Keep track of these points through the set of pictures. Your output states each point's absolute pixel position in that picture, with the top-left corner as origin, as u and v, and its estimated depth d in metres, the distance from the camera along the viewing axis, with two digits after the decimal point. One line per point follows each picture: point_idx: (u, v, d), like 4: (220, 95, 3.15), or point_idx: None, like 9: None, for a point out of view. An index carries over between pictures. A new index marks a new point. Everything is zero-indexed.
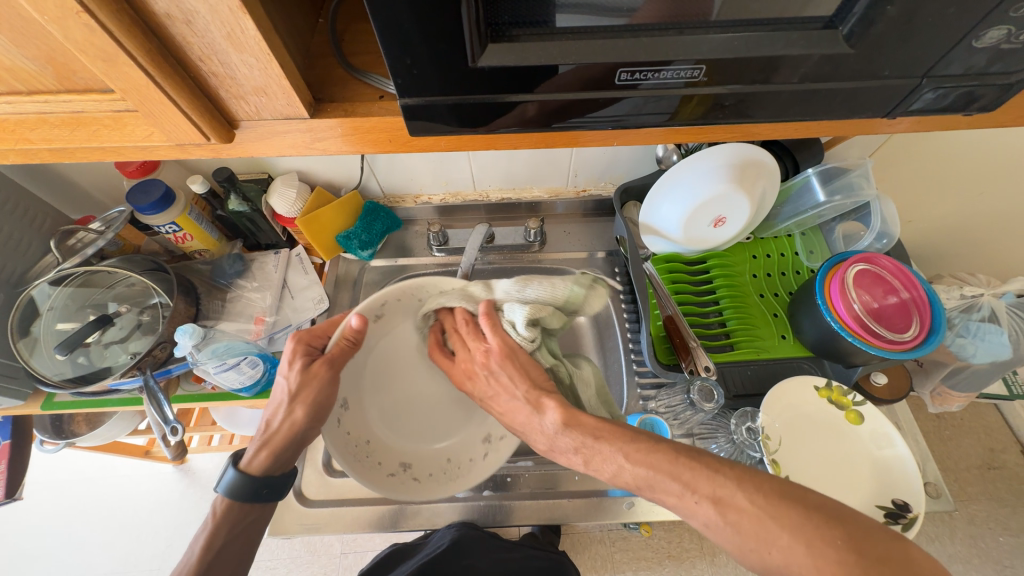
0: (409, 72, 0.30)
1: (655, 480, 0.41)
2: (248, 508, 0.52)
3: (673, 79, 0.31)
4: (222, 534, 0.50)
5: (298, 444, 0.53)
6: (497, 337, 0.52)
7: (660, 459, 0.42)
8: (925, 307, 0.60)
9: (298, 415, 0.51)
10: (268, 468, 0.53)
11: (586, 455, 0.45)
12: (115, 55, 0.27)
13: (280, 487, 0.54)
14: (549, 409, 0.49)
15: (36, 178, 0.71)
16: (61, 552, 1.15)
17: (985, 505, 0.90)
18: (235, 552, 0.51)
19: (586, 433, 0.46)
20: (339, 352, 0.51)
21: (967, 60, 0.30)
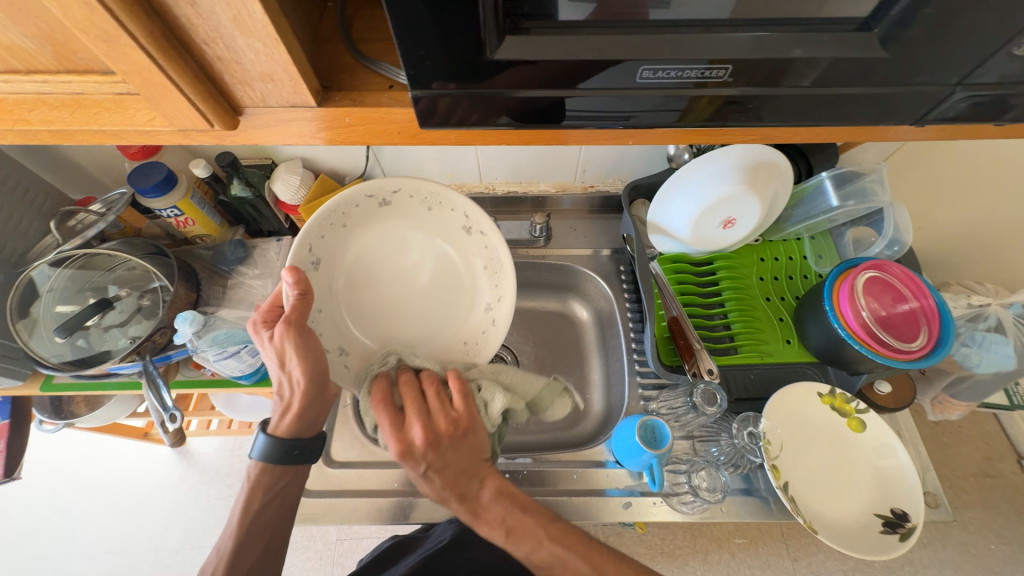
0: (422, 63, 0.29)
1: (568, 560, 0.46)
2: (275, 473, 0.53)
3: (681, 79, 0.30)
4: (258, 497, 0.52)
5: (315, 404, 0.52)
6: (469, 408, 0.49)
7: (574, 541, 0.47)
8: (934, 317, 0.59)
9: (298, 377, 0.49)
10: (298, 432, 0.53)
11: (511, 526, 0.47)
12: (117, 36, 0.26)
13: (311, 448, 0.54)
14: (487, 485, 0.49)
15: (36, 157, 0.70)
16: (60, 529, 1.16)
17: (980, 513, 0.90)
18: (269, 517, 0.52)
19: (515, 503, 0.49)
20: (295, 313, 0.48)
21: (1004, 68, 0.29)
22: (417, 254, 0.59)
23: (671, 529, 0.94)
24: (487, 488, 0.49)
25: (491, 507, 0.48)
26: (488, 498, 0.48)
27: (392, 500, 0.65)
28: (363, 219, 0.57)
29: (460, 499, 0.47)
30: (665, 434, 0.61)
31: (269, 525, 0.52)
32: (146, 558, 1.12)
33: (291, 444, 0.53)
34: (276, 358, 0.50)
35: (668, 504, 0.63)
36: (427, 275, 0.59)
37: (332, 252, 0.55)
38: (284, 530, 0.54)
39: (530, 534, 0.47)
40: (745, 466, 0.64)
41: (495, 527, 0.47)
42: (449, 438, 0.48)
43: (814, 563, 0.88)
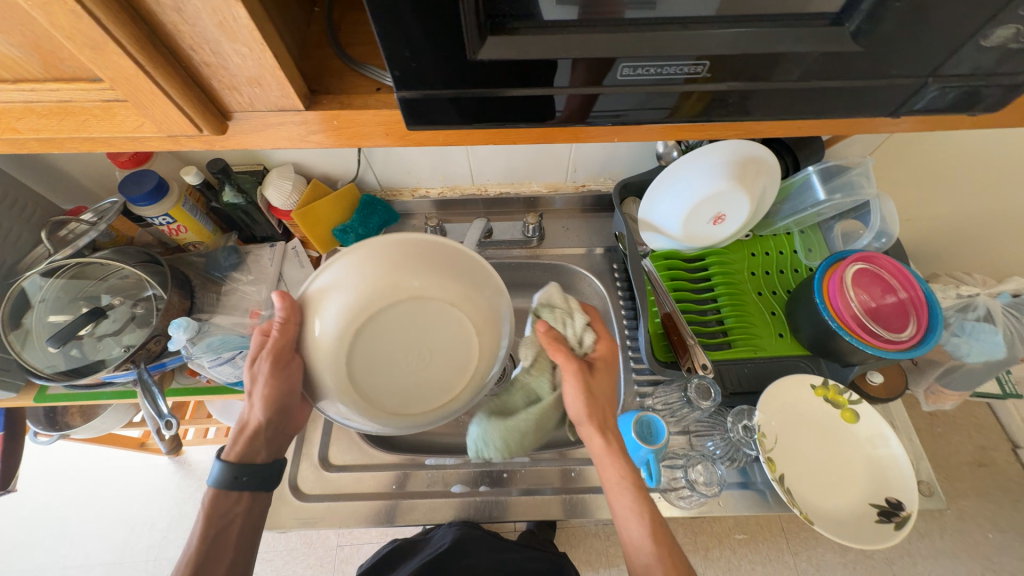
0: (406, 64, 0.29)
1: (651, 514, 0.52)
2: (231, 499, 0.53)
3: (675, 74, 0.31)
4: (211, 530, 0.51)
5: (269, 429, 0.56)
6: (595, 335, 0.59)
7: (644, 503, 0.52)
8: (922, 307, 0.60)
9: (256, 412, 0.55)
10: (249, 456, 0.55)
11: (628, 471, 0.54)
12: (103, 43, 0.26)
13: (262, 474, 0.54)
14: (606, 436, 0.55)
15: (28, 168, 0.70)
16: (56, 543, 1.15)
17: (976, 502, 0.91)
18: (227, 543, 0.52)
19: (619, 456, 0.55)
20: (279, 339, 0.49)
21: (975, 59, 0.29)
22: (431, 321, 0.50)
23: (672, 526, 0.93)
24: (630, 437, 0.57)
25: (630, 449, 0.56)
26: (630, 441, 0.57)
27: (391, 502, 0.65)
28: (438, 274, 0.49)
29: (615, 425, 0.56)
30: (661, 429, 0.61)
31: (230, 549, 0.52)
32: (144, 568, 1.11)
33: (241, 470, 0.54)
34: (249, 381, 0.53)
35: (667, 499, 0.64)
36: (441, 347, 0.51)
37: (486, 291, 0.53)
38: (239, 558, 0.52)
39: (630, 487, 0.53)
40: (740, 460, 0.65)
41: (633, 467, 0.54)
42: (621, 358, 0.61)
43: (814, 555, 0.89)
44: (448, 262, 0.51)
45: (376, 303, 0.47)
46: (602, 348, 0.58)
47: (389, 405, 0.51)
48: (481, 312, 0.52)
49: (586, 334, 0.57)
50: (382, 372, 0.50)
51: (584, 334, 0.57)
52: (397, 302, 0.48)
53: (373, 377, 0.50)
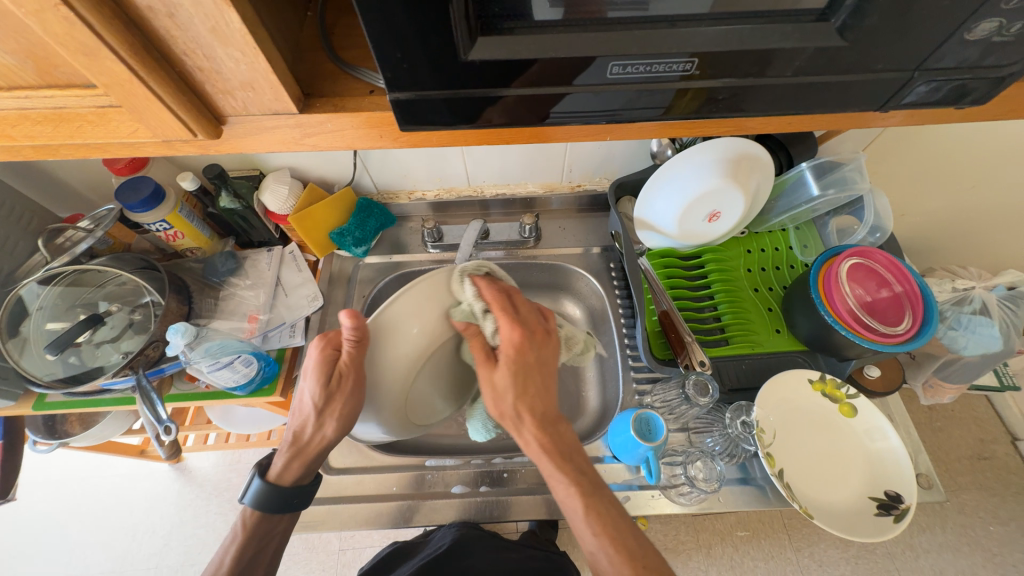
0: (398, 66, 0.29)
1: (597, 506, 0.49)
2: (268, 522, 0.54)
3: (666, 72, 0.31)
4: (251, 546, 0.52)
5: (325, 453, 0.54)
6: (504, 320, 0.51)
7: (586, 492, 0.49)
8: (918, 300, 0.60)
9: (316, 437, 0.52)
10: (298, 477, 0.54)
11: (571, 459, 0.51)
12: (97, 49, 0.27)
13: (309, 494, 0.55)
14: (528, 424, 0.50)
15: (24, 176, 0.70)
16: (57, 552, 1.14)
17: (976, 494, 0.91)
18: (260, 562, 0.53)
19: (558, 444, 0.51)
20: (351, 362, 0.49)
21: (960, 53, 0.30)
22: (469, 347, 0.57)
23: (673, 524, 0.94)
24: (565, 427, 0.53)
25: (568, 440, 0.52)
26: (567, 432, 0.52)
27: (392, 504, 0.65)
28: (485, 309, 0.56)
29: (537, 423, 0.50)
30: (660, 426, 0.61)
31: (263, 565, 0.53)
32: None
33: (288, 492, 0.53)
34: (310, 404, 0.51)
35: (666, 496, 0.63)
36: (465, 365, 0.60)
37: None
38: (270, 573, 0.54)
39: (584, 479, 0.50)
40: (740, 456, 0.65)
41: (569, 462, 0.50)
42: (551, 343, 0.53)
43: (816, 551, 0.89)
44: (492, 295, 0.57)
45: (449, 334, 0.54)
46: (506, 338, 0.51)
47: (415, 419, 0.59)
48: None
49: (488, 321, 0.51)
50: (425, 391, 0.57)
51: (484, 322, 0.51)
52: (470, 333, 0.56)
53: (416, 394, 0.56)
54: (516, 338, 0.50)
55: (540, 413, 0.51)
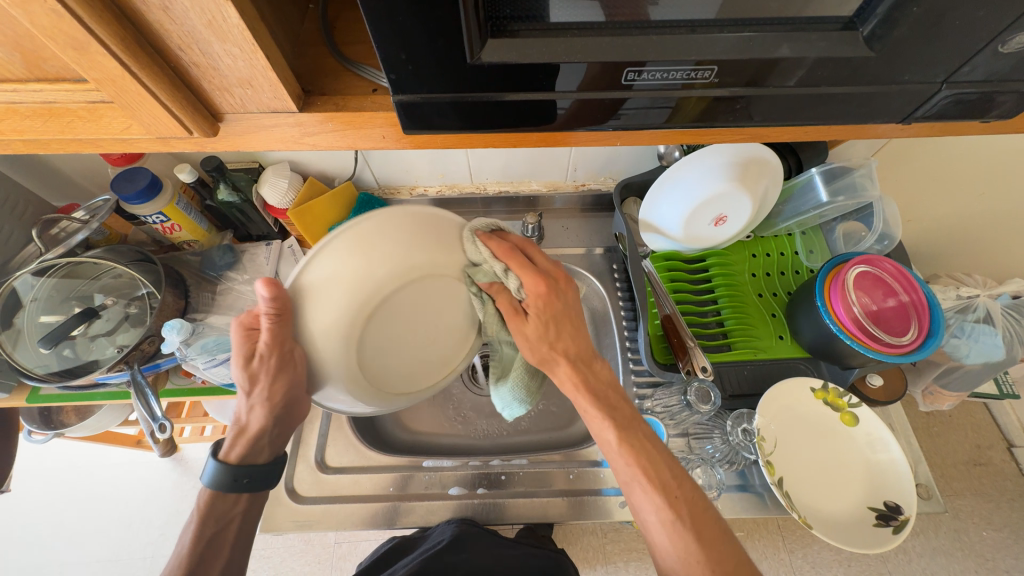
0: (403, 67, 0.28)
1: (652, 461, 0.49)
2: (229, 500, 0.52)
3: (682, 80, 0.30)
4: (209, 528, 0.51)
5: (273, 427, 0.53)
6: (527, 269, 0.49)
7: (643, 440, 0.50)
8: (924, 310, 0.60)
9: (259, 417, 0.51)
10: (251, 454, 0.53)
11: (612, 400, 0.52)
12: (86, 43, 0.25)
13: (264, 476, 0.53)
14: (560, 368, 0.52)
15: (17, 165, 0.68)
16: (53, 540, 1.15)
17: (970, 500, 0.91)
18: (224, 542, 0.52)
19: (598, 380, 0.53)
20: (274, 341, 0.41)
21: (990, 65, 0.29)
22: (401, 300, 0.44)
23: None
24: (599, 365, 0.54)
25: (598, 377, 0.53)
26: (597, 370, 0.54)
27: (388, 504, 0.64)
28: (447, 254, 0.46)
29: (571, 363, 0.52)
30: (660, 432, 0.61)
31: (226, 544, 0.52)
32: (142, 566, 1.11)
33: (240, 470, 0.52)
34: (244, 384, 0.49)
35: None
36: (395, 322, 0.45)
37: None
38: (238, 564, 0.53)
39: (624, 416, 0.51)
40: (739, 462, 0.65)
41: (599, 399, 0.51)
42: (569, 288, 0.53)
43: (810, 553, 0.89)
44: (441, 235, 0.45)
45: (385, 287, 0.42)
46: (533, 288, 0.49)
47: (393, 386, 0.49)
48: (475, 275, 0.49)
49: (510, 280, 0.48)
50: (385, 357, 0.46)
51: (509, 280, 0.48)
52: (406, 283, 0.43)
53: (372, 362, 0.45)
54: (540, 290, 0.49)
55: (569, 355, 0.52)
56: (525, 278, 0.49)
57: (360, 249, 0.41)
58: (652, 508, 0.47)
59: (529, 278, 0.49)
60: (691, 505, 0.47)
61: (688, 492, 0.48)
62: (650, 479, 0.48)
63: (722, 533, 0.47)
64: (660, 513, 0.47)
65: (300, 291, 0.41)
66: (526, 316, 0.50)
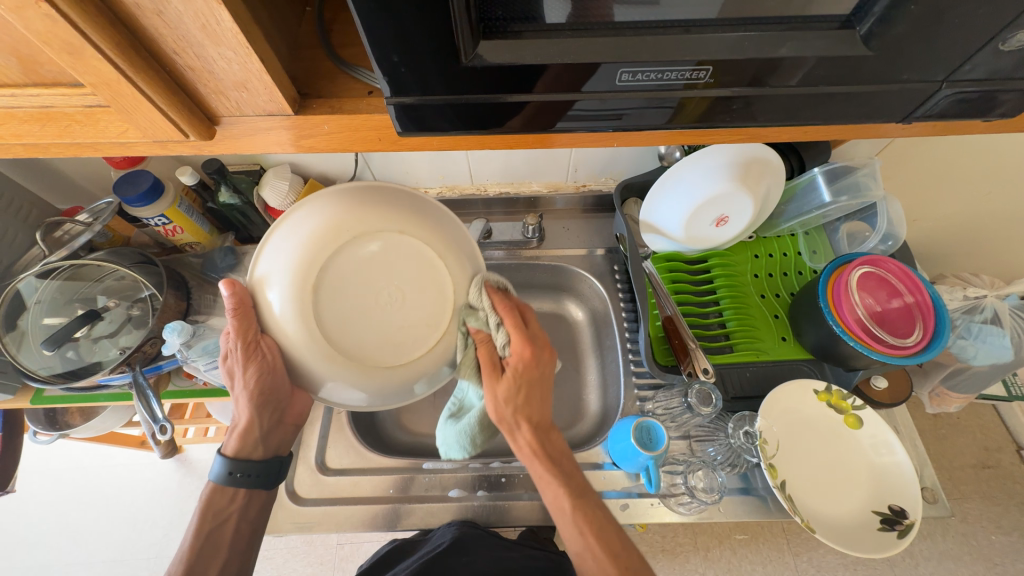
0: (395, 69, 0.28)
1: (598, 526, 0.48)
2: (227, 496, 0.53)
3: (678, 80, 0.30)
4: (207, 525, 0.52)
5: (263, 419, 0.54)
6: (516, 328, 0.49)
7: (593, 512, 0.49)
8: (929, 312, 0.59)
9: (244, 411, 0.52)
10: (248, 450, 0.54)
11: (569, 473, 0.51)
12: (81, 48, 0.25)
13: (260, 472, 0.54)
14: (522, 434, 0.51)
15: (21, 169, 0.69)
16: (59, 539, 1.16)
17: (978, 503, 0.90)
18: (221, 540, 0.52)
19: (555, 453, 0.51)
20: (241, 331, 0.45)
21: (992, 63, 0.28)
22: (351, 262, 0.45)
23: (673, 526, 0.92)
24: (557, 436, 0.53)
25: (557, 448, 0.52)
26: (558, 442, 0.53)
27: (388, 507, 0.64)
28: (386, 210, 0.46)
29: (532, 431, 0.51)
30: (661, 436, 0.60)
31: (222, 545, 0.52)
32: (146, 566, 1.12)
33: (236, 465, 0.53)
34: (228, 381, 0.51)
35: (666, 505, 0.63)
36: (356, 291, 0.45)
37: (451, 227, 0.49)
38: (247, 557, 0.54)
39: (578, 486, 0.50)
40: (742, 465, 0.64)
41: (557, 466, 0.51)
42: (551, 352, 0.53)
43: (815, 557, 0.88)
44: (378, 194, 0.46)
45: (318, 255, 0.43)
46: (516, 351, 0.49)
47: (379, 360, 0.46)
48: (421, 225, 0.47)
49: (499, 335, 0.48)
50: (357, 330, 0.45)
51: (497, 335, 0.49)
52: (343, 246, 0.44)
53: (341, 334, 0.45)
54: (523, 353, 0.49)
55: (533, 422, 0.51)
56: (512, 337, 0.49)
57: (292, 228, 0.43)
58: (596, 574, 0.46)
59: (516, 338, 0.49)
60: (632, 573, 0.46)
61: (630, 556, 0.47)
62: (601, 544, 0.47)
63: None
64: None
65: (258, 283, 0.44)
66: (502, 375, 0.49)
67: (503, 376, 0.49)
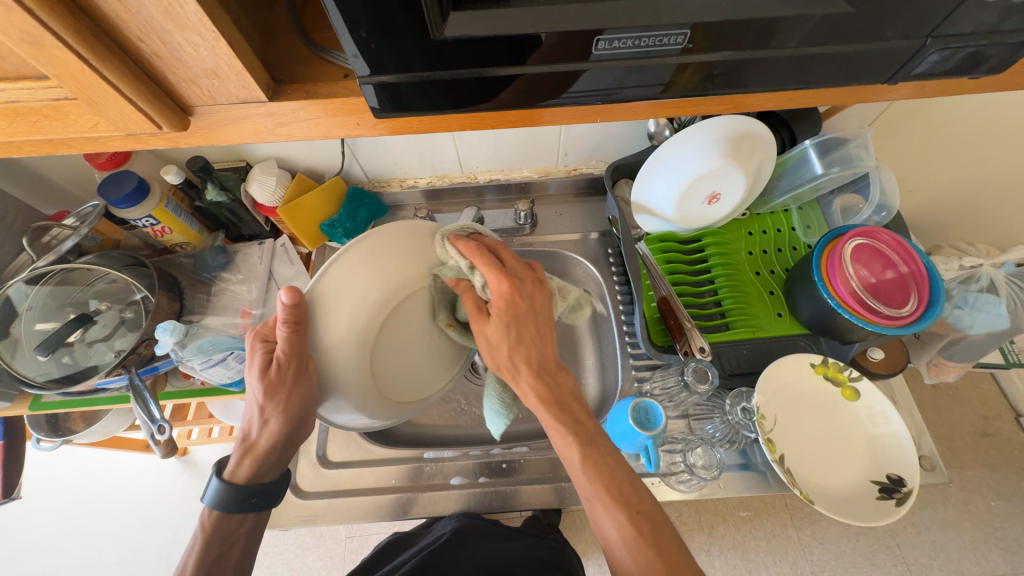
0: (366, 47, 0.27)
1: (609, 480, 0.47)
2: (237, 521, 0.52)
3: (658, 46, 0.29)
4: (216, 547, 0.51)
5: (283, 445, 0.53)
6: (490, 268, 0.47)
7: (609, 467, 0.48)
8: (924, 281, 0.59)
9: (266, 433, 0.51)
10: (257, 475, 0.53)
11: (577, 420, 0.49)
12: (40, 37, 0.25)
13: (270, 493, 0.54)
14: (524, 377, 0.50)
15: (4, 174, 0.68)
16: (71, 544, 1.17)
17: (978, 471, 0.91)
18: (228, 562, 0.51)
19: (560, 397, 0.50)
20: (290, 350, 0.44)
21: (976, 17, 0.28)
22: (409, 312, 0.49)
23: (676, 505, 0.93)
24: (565, 378, 0.51)
25: (564, 390, 0.51)
26: (565, 384, 0.51)
27: (392, 497, 0.65)
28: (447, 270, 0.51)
29: (533, 373, 0.49)
30: (659, 415, 0.60)
31: (233, 567, 0.51)
32: (159, 566, 1.13)
33: (246, 490, 0.52)
34: (256, 398, 0.49)
35: (667, 483, 0.63)
36: (401, 334, 0.49)
37: None
38: (246, 567, 0.52)
39: (592, 437, 0.49)
40: (740, 441, 0.65)
41: (564, 412, 0.49)
42: (542, 291, 0.51)
43: (818, 530, 0.89)
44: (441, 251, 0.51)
45: (387, 303, 0.47)
46: (495, 291, 0.48)
47: (398, 395, 0.52)
48: None
49: (477, 275, 0.48)
50: (393, 368, 0.50)
51: (474, 276, 0.48)
52: (411, 297, 0.48)
53: (384, 370, 0.49)
54: (501, 289, 0.47)
55: (535, 365, 0.50)
56: (488, 276, 0.48)
57: (364, 271, 0.46)
58: (615, 526, 0.45)
59: (491, 276, 0.47)
60: (654, 524, 0.45)
61: (653, 512, 0.46)
62: (612, 496, 0.46)
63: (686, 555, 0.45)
64: (622, 532, 0.45)
65: (317, 299, 0.45)
66: (490, 317, 0.49)
67: (489, 317, 0.49)
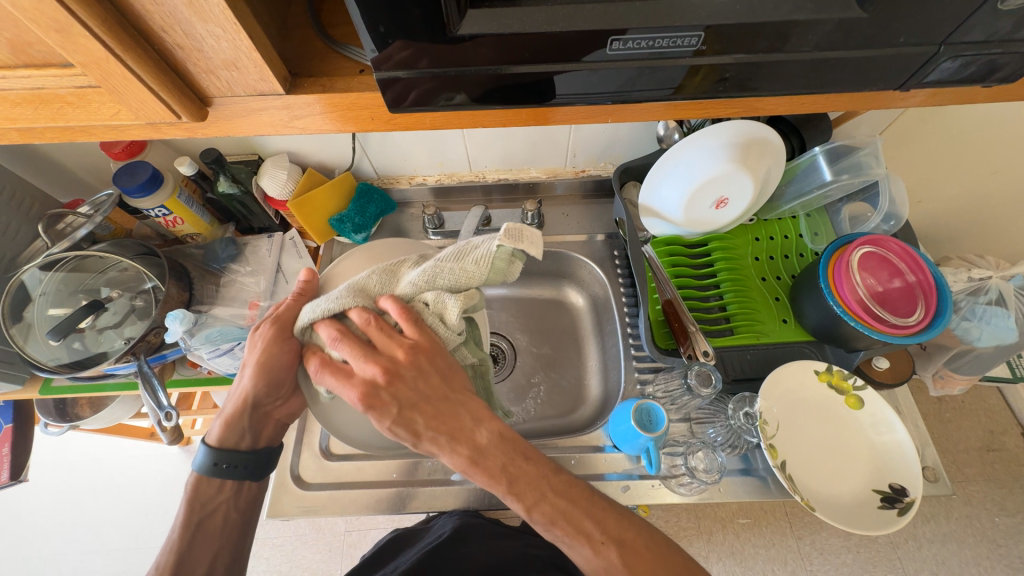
0: (383, 41, 0.28)
1: (570, 514, 0.44)
2: (214, 486, 0.53)
3: (672, 47, 0.29)
4: (195, 511, 0.52)
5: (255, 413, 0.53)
6: (343, 385, 0.44)
7: (577, 494, 0.45)
8: (932, 291, 0.58)
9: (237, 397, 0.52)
10: (227, 440, 0.53)
11: (512, 474, 0.44)
12: (68, 25, 0.25)
13: (241, 464, 0.53)
14: (444, 455, 0.45)
15: (22, 161, 0.69)
16: (74, 529, 1.18)
17: (982, 486, 0.90)
18: (211, 533, 0.52)
19: (489, 459, 0.44)
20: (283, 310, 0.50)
21: (990, 25, 0.28)
22: None
23: (676, 510, 0.93)
24: (485, 434, 0.45)
25: (491, 452, 0.44)
26: (487, 442, 0.45)
27: (392, 491, 0.65)
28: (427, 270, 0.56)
29: (447, 442, 0.44)
30: (661, 417, 0.60)
31: (213, 534, 0.52)
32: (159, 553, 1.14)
33: (220, 455, 0.52)
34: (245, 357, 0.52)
35: (667, 486, 0.63)
36: None
37: None
38: (238, 549, 0.53)
39: (534, 487, 0.44)
40: (742, 447, 0.64)
41: (495, 476, 0.44)
42: (403, 372, 0.44)
43: (818, 540, 0.88)
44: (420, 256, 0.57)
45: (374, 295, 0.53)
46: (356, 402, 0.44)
47: None
48: None
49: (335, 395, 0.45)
50: None
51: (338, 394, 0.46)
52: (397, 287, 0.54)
53: None
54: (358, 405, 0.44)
55: (441, 438, 0.44)
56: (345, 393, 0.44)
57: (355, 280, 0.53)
58: (582, 559, 0.44)
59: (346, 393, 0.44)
60: (622, 544, 0.44)
61: (622, 531, 0.44)
62: (566, 530, 0.44)
63: (658, 562, 0.44)
64: (590, 563, 0.43)
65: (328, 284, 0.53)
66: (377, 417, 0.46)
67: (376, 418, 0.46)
